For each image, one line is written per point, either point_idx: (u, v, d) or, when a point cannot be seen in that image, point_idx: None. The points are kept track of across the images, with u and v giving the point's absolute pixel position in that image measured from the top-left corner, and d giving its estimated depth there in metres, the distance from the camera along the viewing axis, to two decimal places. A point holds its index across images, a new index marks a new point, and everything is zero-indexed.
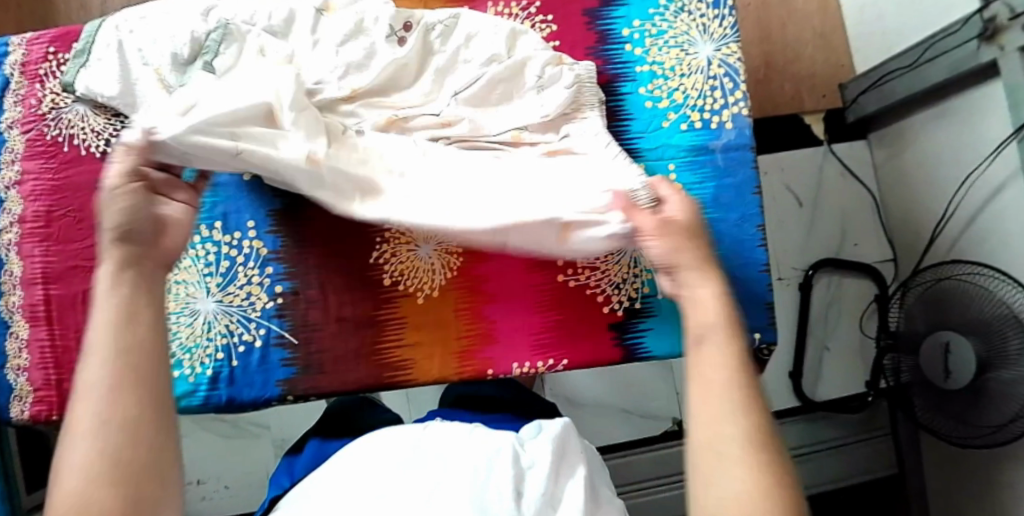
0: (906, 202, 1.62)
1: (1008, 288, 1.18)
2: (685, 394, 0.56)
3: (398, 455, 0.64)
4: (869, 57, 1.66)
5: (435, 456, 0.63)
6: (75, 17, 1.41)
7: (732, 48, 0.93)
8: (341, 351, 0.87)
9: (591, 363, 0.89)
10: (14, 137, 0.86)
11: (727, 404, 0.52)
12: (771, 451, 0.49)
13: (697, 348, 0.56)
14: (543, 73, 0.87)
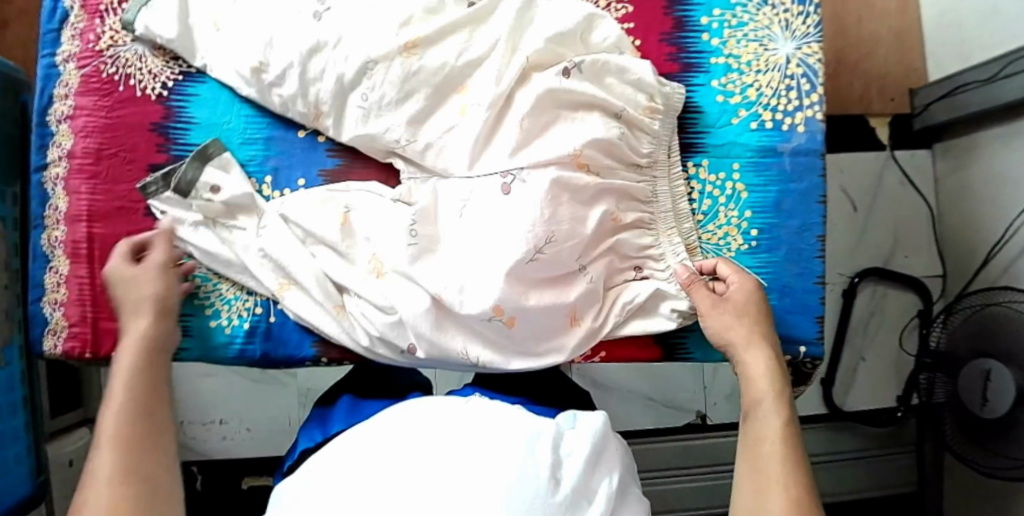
0: (964, 219, 1.55)
1: None
2: (739, 477, 0.68)
3: (439, 421, 0.63)
4: (945, 63, 1.57)
5: (475, 426, 0.62)
6: None
7: (813, 48, 0.88)
8: None
9: (631, 360, 0.87)
10: (69, 70, 0.85)
11: (772, 491, 0.64)
12: None
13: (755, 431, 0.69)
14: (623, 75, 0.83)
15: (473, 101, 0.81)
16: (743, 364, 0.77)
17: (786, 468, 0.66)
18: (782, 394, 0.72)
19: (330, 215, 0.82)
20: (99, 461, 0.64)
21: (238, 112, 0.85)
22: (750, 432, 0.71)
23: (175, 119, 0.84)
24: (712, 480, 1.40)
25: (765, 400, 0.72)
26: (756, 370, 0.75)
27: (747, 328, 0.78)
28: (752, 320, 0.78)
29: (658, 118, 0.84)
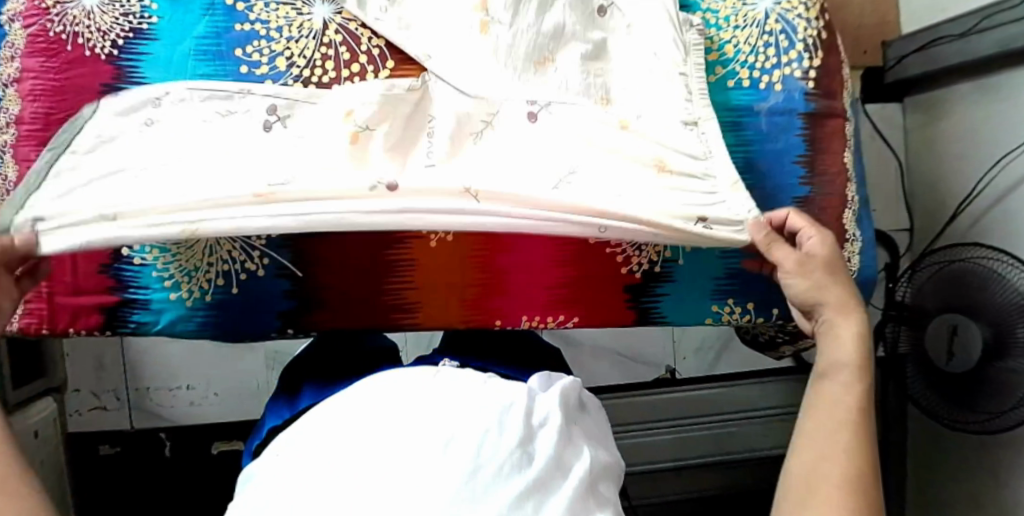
0: (931, 173, 1.58)
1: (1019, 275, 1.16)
2: (802, 432, 0.60)
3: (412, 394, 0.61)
4: (918, 18, 1.57)
5: (447, 398, 0.60)
6: None
7: (792, 3, 0.86)
8: (349, 288, 0.84)
9: (599, 323, 0.88)
10: (15, 30, 0.79)
11: (834, 458, 0.56)
12: None
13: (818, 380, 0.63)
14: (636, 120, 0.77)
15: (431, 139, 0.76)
16: (830, 330, 0.66)
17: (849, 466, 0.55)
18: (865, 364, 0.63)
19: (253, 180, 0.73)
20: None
21: (192, 71, 0.78)
22: (820, 391, 0.62)
23: (128, 80, 0.79)
24: (683, 431, 1.39)
25: (848, 366, 0.62)
26: (839, 339, 0.65)
27: (827, 284, 0.68)
28: (837, 285, 0.68)
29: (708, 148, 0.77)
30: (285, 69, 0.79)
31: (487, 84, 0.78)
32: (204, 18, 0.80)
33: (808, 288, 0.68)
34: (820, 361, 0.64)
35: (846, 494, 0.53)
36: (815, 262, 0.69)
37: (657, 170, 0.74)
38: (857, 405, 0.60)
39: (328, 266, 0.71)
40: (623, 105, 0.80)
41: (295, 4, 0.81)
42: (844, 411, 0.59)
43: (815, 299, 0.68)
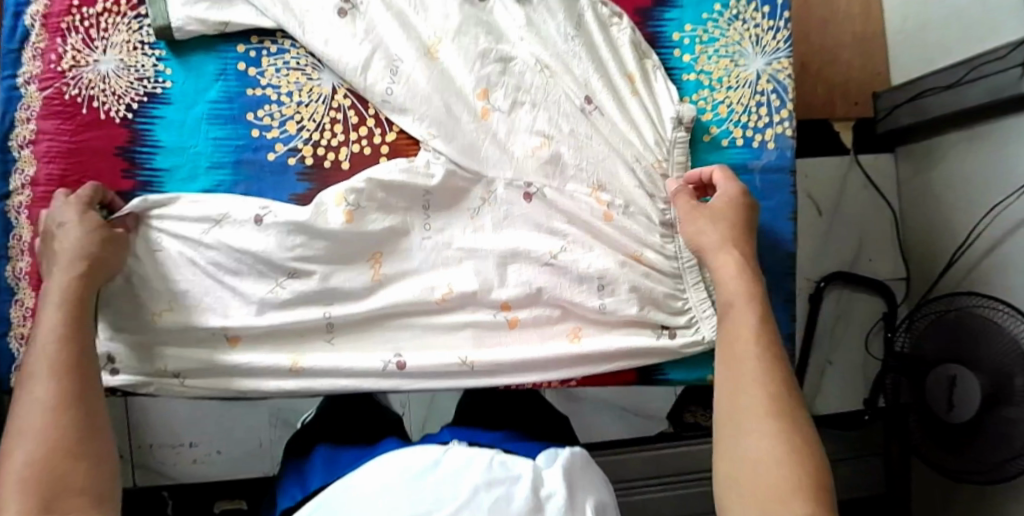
0: (926, 222, 1.60)
1: (1016, 323, 1.17)
2: (719, 384, 0.68)
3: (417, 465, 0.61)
4: (906, 69, 1.62)
5: (453, 472, 0.60)
6: None
7: (784, 64, 0.89)
8: None
9: (600, 381, 0.88)
10: (31, 93, 0.82)
11: (750, 392, 0.65)
12: (802, 438, 0.61)
13: (726, 312, 0.73)
14: (625, 211, 0.85)
15: (449, 230, 0.84)
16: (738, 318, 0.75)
17: (765, 393, 0.65)
18: (755, 296, 0.72)
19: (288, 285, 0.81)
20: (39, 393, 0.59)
21: (206, 135, 0.82)
22: (726, 336, 0.71)
23: (142, 143, 0.82)
24: (688, 487, 1.37)
25: (738, 305, 0.71)
26: (726, 276, 0.74)
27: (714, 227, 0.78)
28: (723, 226, 0.78)
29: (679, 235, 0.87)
30: (295, 134, 0.82)
31: (498, 162, 0.84)
32: (217, 82, 0.83)
33: (697, 234, 0.79)
34: (720, 297, 0.74)
35: (770, 423, 0.62)
36: (706, 211, 0.79)
37: (633, 259, 0.85)
38: (760, 328, 0.70)
39: (346, 353, 0.83)
40: (614, 187, 0.85)
41: (305, 69, 0.83)
42: (750, 342, 0.69)
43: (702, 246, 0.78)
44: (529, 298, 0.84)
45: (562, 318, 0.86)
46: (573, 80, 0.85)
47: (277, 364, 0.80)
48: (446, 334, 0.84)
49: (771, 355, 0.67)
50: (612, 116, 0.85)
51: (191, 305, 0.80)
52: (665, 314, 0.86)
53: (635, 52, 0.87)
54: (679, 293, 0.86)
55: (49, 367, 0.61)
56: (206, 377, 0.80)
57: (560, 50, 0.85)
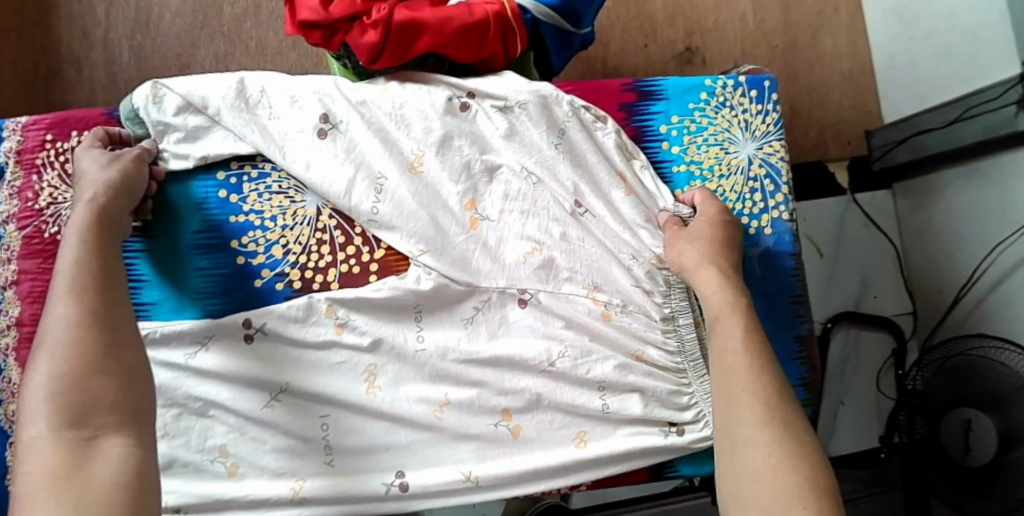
0: (929, 257, 1.58)
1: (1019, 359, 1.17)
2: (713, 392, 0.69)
3: None
4: (897, 105, 1.62)
5: None
6: (92, 65, 1.37)
7: (775, 147, 0.87)
8: None
9: (613, 483, 0.83)
10: (10, 232, 0.80)
11: (741, 399, 0.65)
12: (800, 441, 0.61)
13: (714, 323, 0.73)
14: (621, 308, 0.83)
15: (445, 339, 0.82)
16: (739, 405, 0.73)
17: (754, 397, 0.65)
18: (738, 310, 0.72)
19: (283, 411, 0.79)
20: (56, 311, 0.60)
21: (190, 265, 0.81)
22: (714, 344, 0.71)
23: (125, 277, 0.80)
24: None
25: (724, 317, 0.72)
26: (707, 290, 0.75)
27: (694, 249, 0.78)
28: (701, 244, 0.78)
29: (680, 325, 0.83)
30: (282, 257, 0.81)
31: (495, 269, 0.83)
32: (198, 210, 0.81)
33: (679, 255, 0.79)
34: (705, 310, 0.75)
35: (764, 428, 0.62)
36: (687, 232, 0.80)
37: (635, 360, 0.82)
38: (745, 334, 0.70)
39: (343, 477, 0.79)
40: (609, 288, 0.83)
41: (288, 192, 0.82)
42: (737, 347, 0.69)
43: (681, 265, 0.79)
44: (533, 408, 0.81)
45: (567, 423, 0.81)
46: (558, 185, 0.84)
47: (277, 493, 0.78)
48: (448, 446, 0.80)
49: (761, 366, 0.67)
50: (602, 218, 0.84)
51: (185, 437, 0.78)
52: (673, 411, 0.81)
53: (622, 152, 0.85)
54: (682, 390, 0.82)
55: (65, 289, 0.61)
56: (204, 509, 0.78)
57: (545, 153, 0.84)
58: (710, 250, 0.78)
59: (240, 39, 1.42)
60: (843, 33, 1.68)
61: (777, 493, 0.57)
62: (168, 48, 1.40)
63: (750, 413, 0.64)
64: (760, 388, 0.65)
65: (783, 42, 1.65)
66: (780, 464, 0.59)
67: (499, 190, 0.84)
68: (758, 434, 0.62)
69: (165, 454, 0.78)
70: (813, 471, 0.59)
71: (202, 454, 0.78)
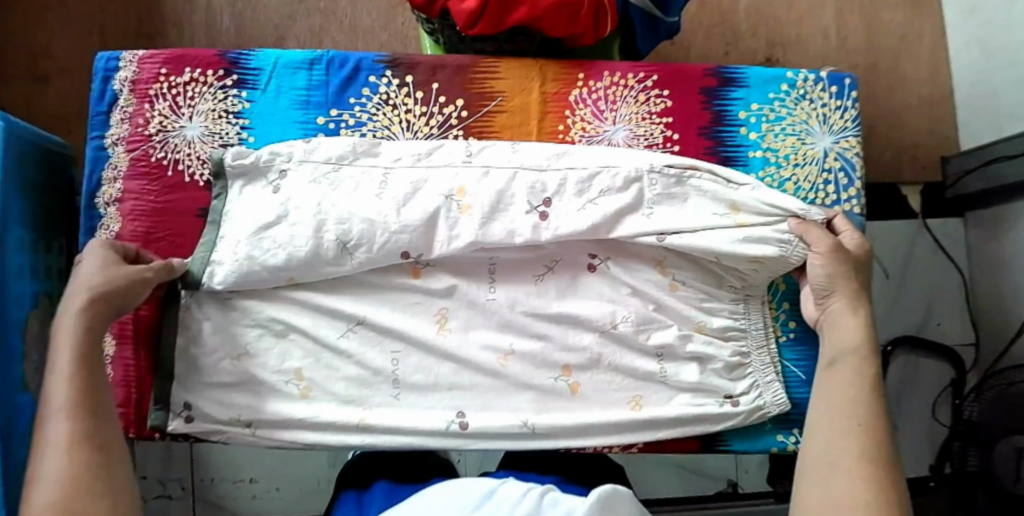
0: (998, 288, 1.54)
1: None
2: (818, 423, 0.72)
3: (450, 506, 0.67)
4: (977, 132, 1.60)
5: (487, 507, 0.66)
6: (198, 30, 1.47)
7: (852, 142, 0.89)
8: None
9: (664, 450, 0.86)
10: (118, 153, 0.88)
11: (848, 434, 0.68)
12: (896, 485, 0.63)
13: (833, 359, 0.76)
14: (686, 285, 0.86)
15: (512, 292, 0.86)
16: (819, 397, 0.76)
17: (861, 438, 0.68)
18: (866, 350, 0.76)
19: (358, 343, 0.85)
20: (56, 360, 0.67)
21: None
22: (829, 381, 0.75)
23: None
24: None
25: (851, 350, 0.76)
26: (846, 319, 0.79)
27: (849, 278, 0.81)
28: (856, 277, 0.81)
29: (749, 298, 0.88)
30: None
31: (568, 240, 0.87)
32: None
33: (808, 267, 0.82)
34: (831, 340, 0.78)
35: (862, 462, 0.65)
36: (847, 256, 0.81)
37: (695, 329, 0.85)
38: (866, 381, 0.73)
39: (408, 410, 0.84)
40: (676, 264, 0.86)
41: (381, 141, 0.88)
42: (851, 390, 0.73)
43: (837, 286, 0.80)
44: (591, 367, 0.84)
45: (624, 385, 0.85)
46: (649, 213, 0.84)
47: (345, 419, 0.83)
48: (506, 392, 0.84)
49: (871, 408, 0.71)
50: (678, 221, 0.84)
51: (264, 357, 0.84)
52: (726, 383, 0.85)
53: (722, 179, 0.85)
54: (739, 366, 0.86)
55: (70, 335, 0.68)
56: (277, 427, 0.83)
57: (631, 129, 0.88)
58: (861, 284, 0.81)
59: (334, 15, 1.51)
60: (927, 57, 1.67)
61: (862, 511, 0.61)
62: (267, 18, 1.49)
63: (849, 447, 0.67)
64: (870, 427, 0.69)
65: (864, 61, 1.65)
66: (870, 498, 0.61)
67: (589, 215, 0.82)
68: (857, 466, 0.65)
69: (245, 372, 0.83)
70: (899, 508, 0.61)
71: (278, 375, 0.84)
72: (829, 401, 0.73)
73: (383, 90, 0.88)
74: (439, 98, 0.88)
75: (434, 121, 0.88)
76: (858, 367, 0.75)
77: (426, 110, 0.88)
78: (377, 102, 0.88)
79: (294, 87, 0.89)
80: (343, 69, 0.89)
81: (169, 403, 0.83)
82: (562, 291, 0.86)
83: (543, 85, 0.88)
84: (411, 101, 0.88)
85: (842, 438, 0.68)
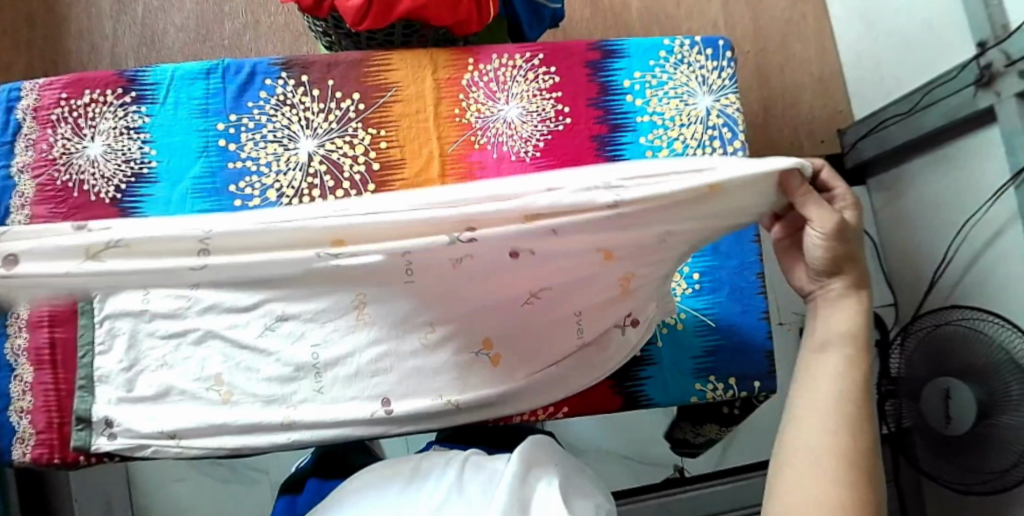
0: (905, 245, 1.63)
1: (1000, 329, 1.20)
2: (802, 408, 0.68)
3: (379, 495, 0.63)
4: (866, 103, 1.71)
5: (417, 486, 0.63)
6: None
7: (731, 99, 0.94)
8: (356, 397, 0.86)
9: (589, 410, 0.89)
10: (23, 181, 0.86)
11: (830, 432, 0.64)
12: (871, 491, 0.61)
13: (820, 349, 0.71)
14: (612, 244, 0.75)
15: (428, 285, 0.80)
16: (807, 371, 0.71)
17: (840, 438, 0.64)
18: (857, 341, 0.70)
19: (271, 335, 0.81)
20: None
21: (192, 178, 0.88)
22: (814, 368, 0.70)
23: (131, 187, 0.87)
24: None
25: (838, 342, 0.70)
26: (833, 306, 0.73)
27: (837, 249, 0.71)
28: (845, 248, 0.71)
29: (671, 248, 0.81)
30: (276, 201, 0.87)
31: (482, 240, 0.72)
32: (199, 158, 0.88)
33: None
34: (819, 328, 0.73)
35: (837, 462, 0.62)
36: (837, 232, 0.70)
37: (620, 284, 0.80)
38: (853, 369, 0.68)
39: (329, 404, 0.82)
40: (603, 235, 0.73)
41: (282, 140, 0.89)
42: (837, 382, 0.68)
43: None
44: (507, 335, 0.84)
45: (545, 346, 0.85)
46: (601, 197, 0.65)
47: (269, 418, 0.81)
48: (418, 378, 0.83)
49: (853, 403, 0.66)
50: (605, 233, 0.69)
51: (184, 366, 0.82)
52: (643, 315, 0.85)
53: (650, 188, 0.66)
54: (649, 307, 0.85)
55: None
56: (197, 436, 0.82)
57: (523, 107, 0.92)
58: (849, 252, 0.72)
59: (240, 50, 1.53)
60: (812, 41, 1.79)
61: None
62: (171, 59, 1.50)
63: (825, 469, 0.62)
64: (852, 428, 0.65)
65: (754, 49, 1.76)
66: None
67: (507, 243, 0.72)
68: (836, 466, 0.62)
69: (163, 382, 0.82)
70: None
71: (198, 382, 0.82)
72: (814, 405, 0.67)
73: (279, 91, 0.90)
74: (335, 93, 0.90)
75: (333, 116, 0.90)
76: (850, 356, 0.69)
77: (323, 106, 0.89)
78: (275, 104, 0.89)
79: (192, 97, 0.89)
80: (239, 75, 0.89)
81: (91, 422, 0.83)
82: (486, 284, 0.78)
83: (435, 73, 0.91)
84: (308, 99, 0.90)
85: (819, 458, 0.63)
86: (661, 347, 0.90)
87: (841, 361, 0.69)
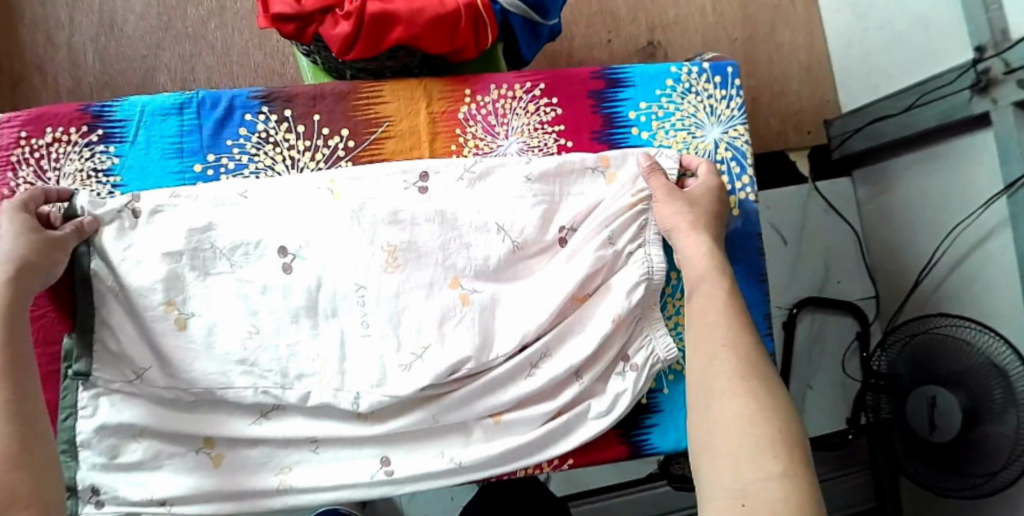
0: (890, 241, 1.64)
1: (976, 335, 1.22)
2: (692, 348, 0.77)
3: None
4: (854, 94, 1.69)
5: None
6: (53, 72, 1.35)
7: (739, 131, 0.91)
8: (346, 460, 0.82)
9: (596, 461, 0.87)
10: None
11: (721, 358, 0.73)
12: (768, 398, 0.69)
13: (692, 293, 0.80)
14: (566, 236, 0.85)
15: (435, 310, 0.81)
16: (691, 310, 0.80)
17: (734, 362, 0.73)
18: (718, 269, 0.80)
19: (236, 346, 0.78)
20: None
21: (168, 163, 0.82)
22: (696, 311, 0.79)
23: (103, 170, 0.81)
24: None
25: (702, 277, 0.80)
26: (692, 248, 0.81)
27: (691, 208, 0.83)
28: (699, 210, 0.83)
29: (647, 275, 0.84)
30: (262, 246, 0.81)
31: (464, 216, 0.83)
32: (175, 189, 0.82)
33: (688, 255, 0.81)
34: (685, 272, 0.82)
35: (738, 383, 0.71)
36: (686, 194, 0.84)
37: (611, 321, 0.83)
38: (726, 301, 0.78)
39: (328, 464, 0.82)
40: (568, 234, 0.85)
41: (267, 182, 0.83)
42: (717, 315, 0.77)
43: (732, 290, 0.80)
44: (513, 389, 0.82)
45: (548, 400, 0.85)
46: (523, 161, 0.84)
47: (265, 485, 0.80)
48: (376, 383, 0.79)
49: (740, 328, 0.76)
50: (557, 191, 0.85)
51: (177, 431, 0.79)
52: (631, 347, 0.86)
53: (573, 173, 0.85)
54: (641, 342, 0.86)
55: None
56: (194, 501, 0.78)
57: (524, 142, 0.87)
58: (703, 207, 0.84)
59: (206, 40, 1.41)
60: (800, 28, 1.74)
61: (744, 442, 0.66)
62: (132, 50, 1.38)
63: (723, 393, 0.71)
64: (737, 343, 0.74)
65: (743, 36, 1.71)
66: (757, 434, 0.66)
67: (485, 243, 0.83)
68: (733, 385, 0.71)
69: (149, 448, 0.78)
70: (774, 433, 0.66)
71: (185, 445, 0.80)
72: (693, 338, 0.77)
73: (262, 128, 0.83)
74: (322, 129, 0.84)
75: (321, 154, 0.84)
76: (709, 294, 0.78)
77: (311, 143, 0.83)
78: (257, 142, 0.83)
79: (166, 135, 0.82)
80: (216, 110, 0.83)
81: (76, 490, 0.77)
82: (420, 275, 0.82)
83: (430, 105, 0.85)
84: (293, 136, 0.84)
85: (714, 385, 0.72)
86: (668, 394, 0.89)
87: (705, 293, 0.79)
